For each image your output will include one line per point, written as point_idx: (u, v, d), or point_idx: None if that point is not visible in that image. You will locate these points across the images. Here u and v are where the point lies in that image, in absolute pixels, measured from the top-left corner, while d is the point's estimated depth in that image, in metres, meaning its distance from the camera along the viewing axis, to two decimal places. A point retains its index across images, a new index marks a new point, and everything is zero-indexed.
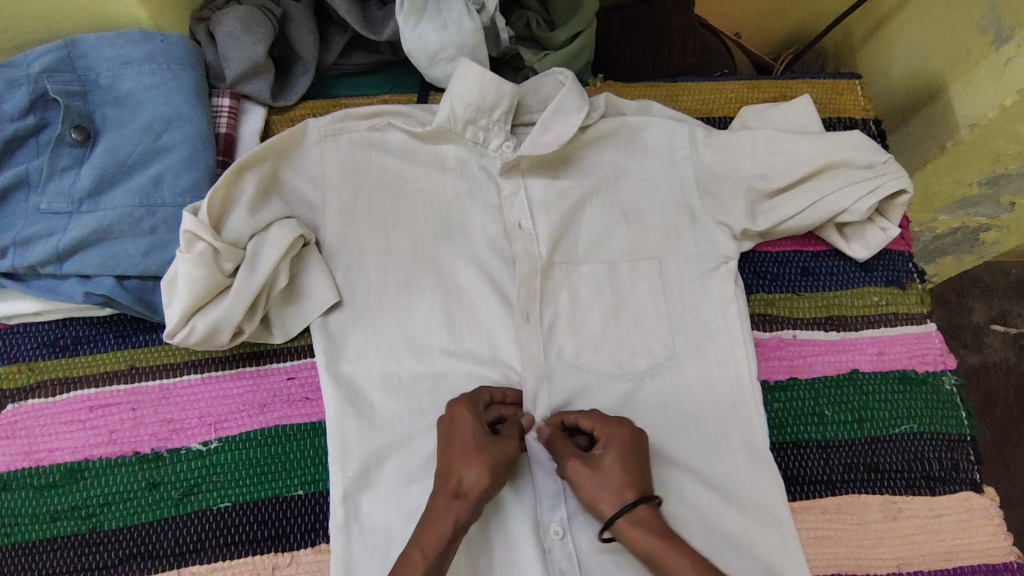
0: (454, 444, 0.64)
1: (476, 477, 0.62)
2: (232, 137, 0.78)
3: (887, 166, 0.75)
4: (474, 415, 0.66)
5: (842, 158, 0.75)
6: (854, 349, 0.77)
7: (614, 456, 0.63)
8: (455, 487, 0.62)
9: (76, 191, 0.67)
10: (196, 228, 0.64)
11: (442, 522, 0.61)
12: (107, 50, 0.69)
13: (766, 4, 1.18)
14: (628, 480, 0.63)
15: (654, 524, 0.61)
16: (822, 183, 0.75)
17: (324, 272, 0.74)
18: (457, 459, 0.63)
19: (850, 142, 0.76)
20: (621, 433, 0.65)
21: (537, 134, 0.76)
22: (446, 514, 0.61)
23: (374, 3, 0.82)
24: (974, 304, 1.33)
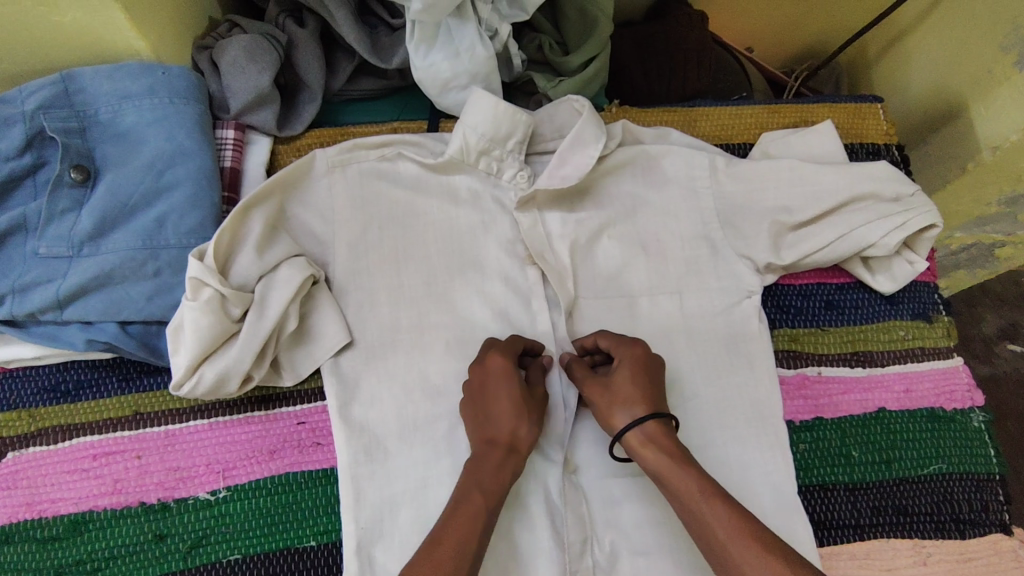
0: (496, 395, 0.64)
1: (524, 426, 0.63)
2: (237, 170, 0.75)
3: (916, 199, 0.72)
4: (509, 364, 0.66)
5: (868, 190, 0.73)
6: (881, 387, 0.75)
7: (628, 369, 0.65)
8: (507, 438, 0.62)
9: (76, 234, 0.64)
10: (202, 275, 0.61)
11: (494, 470, 0.61)
12: (105, 83, 0.66)
13: (779, 18, 1.15)
14: (642, 394, 0.64)
15: (665, 441, 0.62)
16: (847, 217, 0.73)
17: (335, 311, 0.71)
18: (501, 410, 0.63)
19: (875, 173, 0.73)
20: (634, 351, 0.67)
21: (554, 166, 0.74)
22: (497, 462, 0.61)
23: (382, 28, 0.79)
24: (984, 315, 1.30)
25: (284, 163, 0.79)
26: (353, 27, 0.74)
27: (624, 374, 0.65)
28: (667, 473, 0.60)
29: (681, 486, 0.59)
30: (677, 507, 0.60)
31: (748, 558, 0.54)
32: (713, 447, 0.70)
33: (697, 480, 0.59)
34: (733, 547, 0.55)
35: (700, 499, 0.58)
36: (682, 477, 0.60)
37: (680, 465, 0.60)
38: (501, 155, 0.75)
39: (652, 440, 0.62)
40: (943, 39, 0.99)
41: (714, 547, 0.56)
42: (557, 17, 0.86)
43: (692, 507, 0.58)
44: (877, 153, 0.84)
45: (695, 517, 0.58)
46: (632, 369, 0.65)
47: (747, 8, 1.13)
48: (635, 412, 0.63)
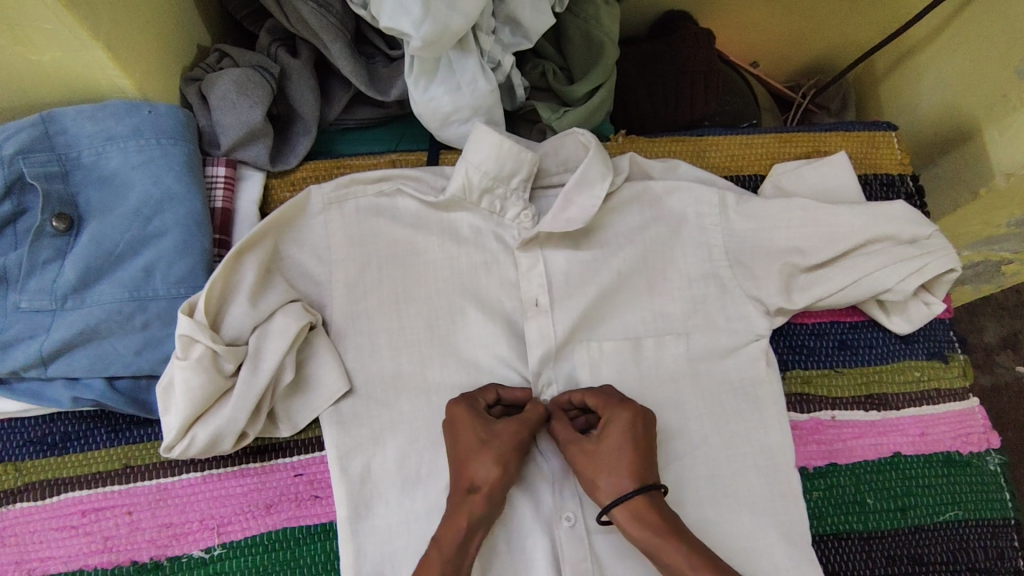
0: (461, 442, 0.63)
1: (487, 470, 0.61)
2: (229, 210, 0.72)
3: (932, 241, 0.70)
4: (475, 412, 0.65)
5: (883, 232, 0.70)
6: (896, 431, 0.73)
7: (615, 436, 0.62)
8: (469, 481, 0.61)
9: (59, 287, 0.61)
10: (192, 331, 0.58)
11: (457, 519, 0.59)
12: (88, 125, 0.63)
13: (788, 32, 1.12)
14: (628, 465, 0.61)
15: (653, 515, 0.59)
16: (862, 260, 0.70)
17: (333, 358, 0.68)
18: (465, 455, 0.62)
19: (892, 214, 0.71)
20: (622, 417, 0.63)
21: (559, 208, 0.71)
22: (461, 509, 0.60)
23: (380, 58, 0.75)
24: (985, 322, 1.28)
25: (278, 199, 0.76)
26: (350, 60, 0.70)
27: (613, 439, 0.62)
28: (658, 552, 0.58)
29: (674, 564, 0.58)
30: None
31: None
32: (724, 497, 0.68)
33: (693, 557, 0.57)
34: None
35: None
36: (675, 554, 0.58)
37: (674, 541, 0.58)
38: (504, 194, 0.72)
39: (637, 516, 0.59)
40: (955, 61, 0.96)
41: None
42: (560, 42, 0.83)
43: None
44: (891, 183, 0.82)
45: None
46: (625, 432, 0.62)
47: (753, 24, 1.10)
48: (619, 483, 0.60)
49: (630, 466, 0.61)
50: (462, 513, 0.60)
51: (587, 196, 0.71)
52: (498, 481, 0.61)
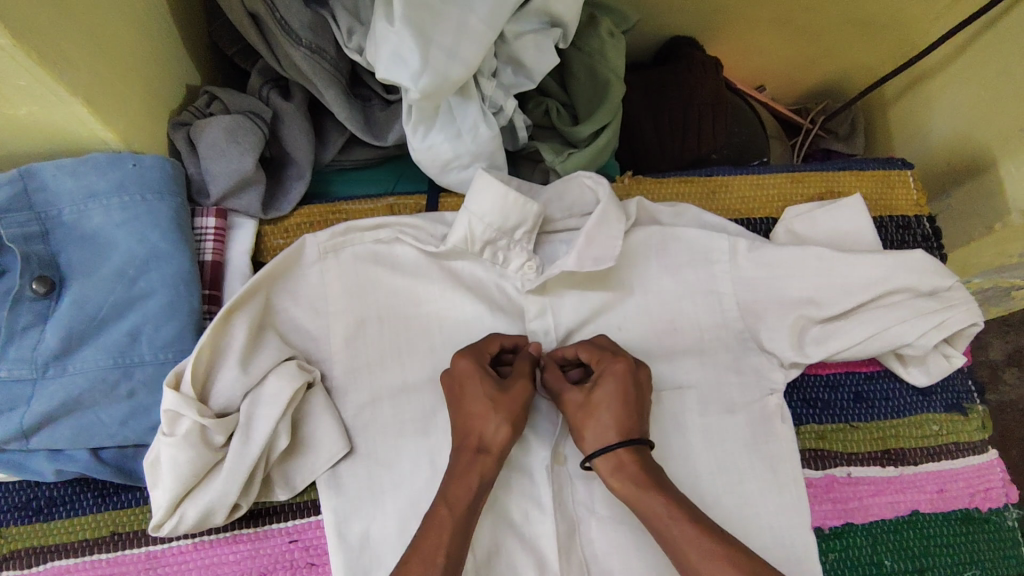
0: (468, 398, 0.62)
1: (496, 428, 0.61)
2: (219, 263, 0.69)
3: (953, 293, 0.68)
4: (479, 364, 0.63)
5: (901, 284, 0.68)
6: (913, 488, 0.70)
7: (606, 390, 0.61)
8: (477, 440, 0.60)
9: (40, 354, 0.58)
10: (178, 407, 0.56)
11: (470, 477, 0.59)
12: (68, 181, 0.59)
13: (795, 58, 1.08)
14: (617, 417, 0.60)
15: (635, 460, 0.59)
16: (880, 313, 0.68)
17: (331, 418, 0.65)
18: (473, 410, 0.61)
19: (912, 265, 0.68)
20: (615, 367, 0.62)
21: (583, 247, 0.67)
22: (472, 468, 0.59)
23: (376, 101, 0.72)
24: (991, 339, 1.25)
25: (271, 246, 0.73)
26: (345, 106, 0.67)
27: (602, 392, 0.61)
28: (633, 496, 0.58)
29: (649, 512, 0.57)
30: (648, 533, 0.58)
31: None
32: None
33: (669, 502, 0.57)
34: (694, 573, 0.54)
35: (669, 524, 0.56)
36: (651, 501, 0.57)
37: (649, 491, 0.58)
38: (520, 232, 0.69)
39: (622, 462, 0.59)
40: (970, 90, 0.94)
41: (683, 569, 0.54)
42: (565, 79, 0.80)
43: (661, 529, 0.56)
44: (907, 226, 0.80)
45: (665, 538, 0.56)
46: (613, 391, 0.61)
47: (763, 46, 1.06)
48: (608, 437, 0.60)
49: (616, 419, 0.60)
50: (477, 470, 0.59)
51: (607, 238, 0.67)
52: (507, 439, 0.61)
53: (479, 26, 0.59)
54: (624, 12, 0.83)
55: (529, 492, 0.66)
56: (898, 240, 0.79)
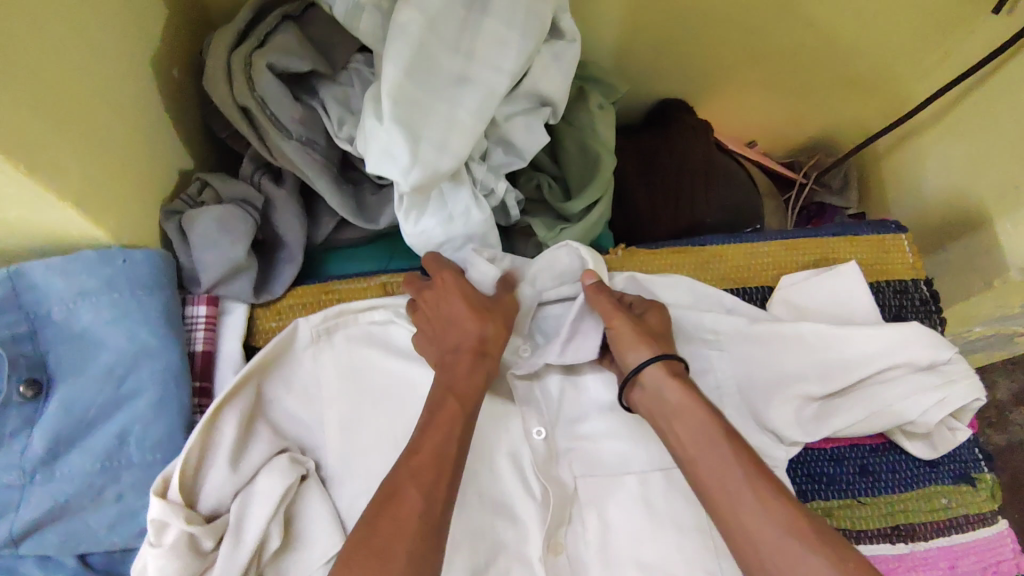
0: (434, 318, 0.65)
1: (472, 338, 0.64)
2: (209, 354, 0.68)
3: (951, 366, 0.67)
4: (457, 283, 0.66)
5: (899, 359, 0.66)
6: (926, 565, 0.68)
7: (657, 319, 0.67)
8: (459, 372, 0.61)
9: (26, 461, 0.56)
10: (166, 515, 0.55)
11: (446, 424, 0.58)
12: (58, 280, 0.58)
13: (785, 116, 1.09)
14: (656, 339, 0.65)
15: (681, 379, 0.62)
16: (880, 390, 0.66)
17: (327, 512, 0.62)
18: (462, 317, 0.65)
19: (906, 340, 0.67)
20: (662, 310, 0.68)
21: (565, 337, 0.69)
22: (449, 409, 0.59)
23: (368, 184, 0.72)
24: (996, 380, 1.25)
25: (264, 330, 0.72)
26: (337, 193, 0.67)
27: (654, 320, 0.67)
28: (686, 409, 0.59)
29: (699, 425, 0.58)
30: (686, 440, 0.58)
31: (749, 501, 0.53)
32: None
33: (723, 426, 0.58)
34: (742, 494, 0.53)
35: (720, 441, 0.56)
36: (700, 419, 0.58)
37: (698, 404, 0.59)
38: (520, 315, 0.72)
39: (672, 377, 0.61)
40: (962, 146, 0.94)
41: (723, 490, 0.54)
42: (557, 153, 0.81)
43: (704, 449, 0.57)
44: (904, 290, 0.79)
45: (706, 457, 0.56)
46: (660, 320, 0.67)
47: (753, 106, 1.06)
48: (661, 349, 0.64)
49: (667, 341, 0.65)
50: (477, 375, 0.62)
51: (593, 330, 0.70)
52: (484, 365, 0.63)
53: (468, 120, 0.59)
54: (612, 83, 0.85)
55: None
56: (896, 306, 0.78)
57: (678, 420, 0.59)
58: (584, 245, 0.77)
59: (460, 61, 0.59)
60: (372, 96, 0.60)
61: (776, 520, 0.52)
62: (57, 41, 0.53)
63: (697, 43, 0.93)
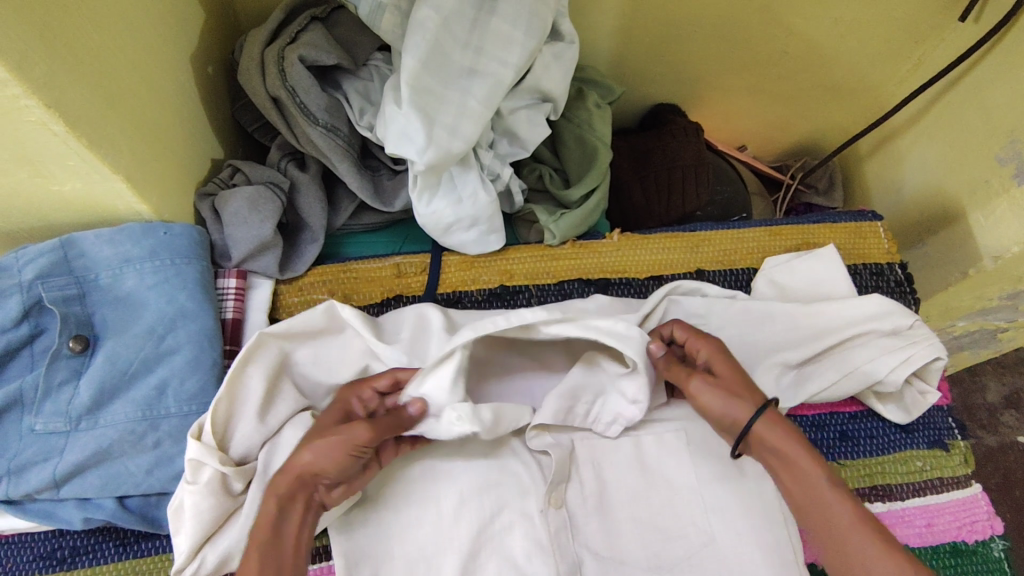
0: (317, 427, 0.62)
1: (320, 456, 0.57)
2: (239, 320, 0.75)
3: (914, 331, 0.72)
4: (348, 398, 0.65)
5: (866, 327, 0.73)
6: (902, 522, 0.73)
7: (725, 367, 0.66)
8: (299, 461, 0.58)
9: (74, 407, 0.63)
10: (201, 455, 0.60)
11: (269, 502, 0.56)
12: (106, 248, 0.64)
13: (773, 121, 1.16)
14: (745, 387, 0.64)
15: (786, 426, 0.62)
16: (849, 353, 0.73)
17: None
18: (311, 438, 0.59)
19: (869, 309, 0.74)
20: (712, 347, 0.67)
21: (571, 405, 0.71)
22: (284, 486, 0.57)
23: (384, 170, 0.79)
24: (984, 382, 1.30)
25: (286, 304, 0.79)
26: (357, 176, 0.74)
27: (721, 371, 0.66)
28: (791, 458, 0.60)
29: (807, 473, 0.59)
30: (793, 485, 0.59)
31: (868, 553, 0.54)
32: None
33: (828, 473, 0.58)
34: (854, 544, 0.54)
35: (830, 491, 0.57)
36: (810, 467, 0.59)
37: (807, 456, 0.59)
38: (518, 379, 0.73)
39: (777, 425, 0.61)
40: (938, 146, 1.01)
41: (839, 543, 0.55)
42: (557, 147, 0.88)
43: (816, 499, 0.58)
44: (881, 272, 0.85)
45: (820, 509, 0.57)
46: (728, 365, 0.66)
47: (742, 111, 1.14)
48: (752, 403, 0.63)
49: (743, 385, 0.65)
50: (288, 485, 0.57)
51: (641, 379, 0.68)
52: (331, 467, 0.57)
53: (478, 107, 0.66)
54: (611, 86, 0.92)
55: (531, 535, 0.69)
56: (872, 286, 0.85)
57: (791, 472, 0.60)
58: (583, 230, 0.83)
59: (471, 56, 0.66)
60: (392, 86, 0.67)
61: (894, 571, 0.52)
62: (113, 34, 0.60)
63: (688, 50, 1.00)
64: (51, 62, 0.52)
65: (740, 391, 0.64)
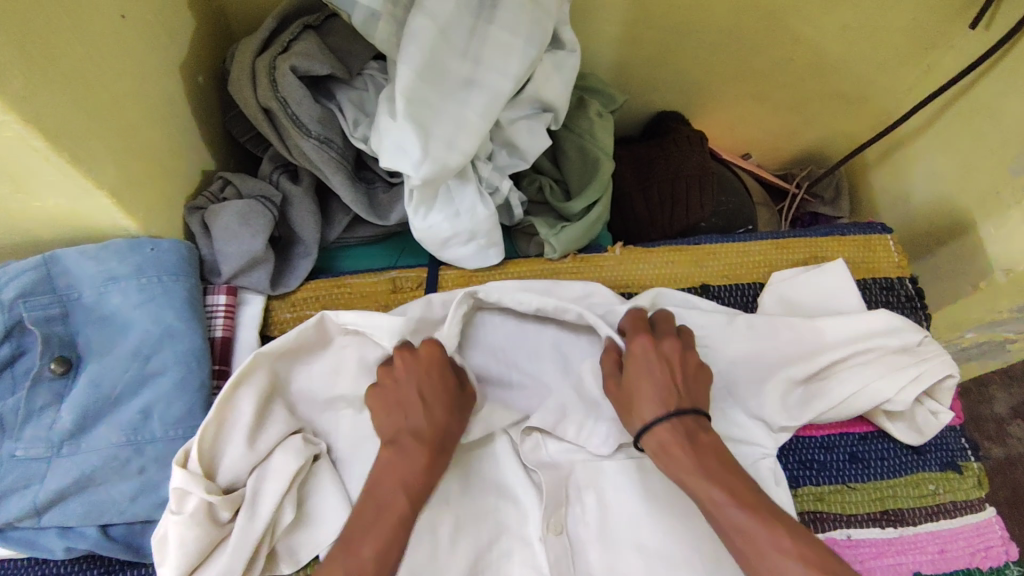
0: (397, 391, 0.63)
1: (428, 423, 0.61)
2: (229, 338, 0.72)
3: (924, 346, 0.71)
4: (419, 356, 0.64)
5: (874, 342, 0.70)
6: (915, 548, 0.70)
7: (670, 346, 0.64)
8: (404, 430, 0.61)
9: (56, 432, 0.60)
10: (186, 484, 0.58)
11: (396, 473, 0.59)
12: (91, 264, 0.62)
13: (778, 129, 1.13)
14: (677, 381, 0.62)
15: (694, 428, 0.60)
16: (854, 371, 0.70)
17: (337, 490, 0.65)
18: (406, 407, 0.62)
19: (872, 326, 0.71)
20: (669, 330, 0.67)
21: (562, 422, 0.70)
22: (400, 467, 0.59)
23: (380, 184, 0.77)
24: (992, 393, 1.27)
25: (278, 320, 0.76)
26: (351, 189, 0.71)
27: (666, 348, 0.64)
28: (696, 455, 0.58)
29: (708, 468, 0.57)
30: (691, 480, 0.57)
31: (769, 546, 0.52)
32: None
33: (728, 473, 0.57)
34: (750, 532, 0.53)
35: (730, 487, 0.56)
36: (709, 464, 0.57)
37: (705, 475, 0.57)
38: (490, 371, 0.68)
39: (687, 424, 0.60)
40: (947, 155, 0.98)
41: (737, 535, 0.53)
42: (557, 157, 0.85)
43: (711, 492, 0.56)
44: (891, 287, 0.83)
45: (714, 500, 0.55)
46: (678, 346, 0.65)
47: (746, 119, 1.11)
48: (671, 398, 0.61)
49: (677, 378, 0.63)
50: (423, 454, 0.60)
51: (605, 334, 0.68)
52: (435, 433, 0.61)
53: (476, 119, 0.64)
54: (612, 94, 0.90)
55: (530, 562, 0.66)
56: (883, 301, 0.82)
57: (692, 466, 0.58)
58: (584, 244, 0.81)
59: (469, 67, 0.64)
60: (387, 97, 0.65)
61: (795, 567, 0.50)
62: (99, 45, 0.58)
63: (692, 58, 0.98)
64: (31, 75, 0.50)
65: (666, 377, 0.62)
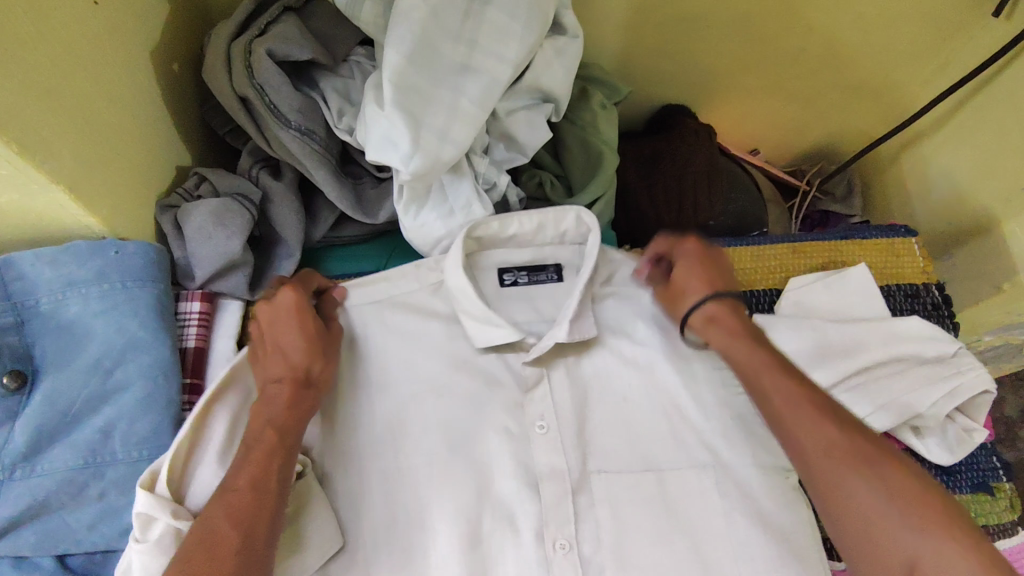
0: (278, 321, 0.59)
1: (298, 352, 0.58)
2: (202, 349, 0.67)
3: (958, 357, 0.65)
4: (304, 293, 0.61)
5: (903, 350, 0.66)
6: None
7: (686, 265, 0.67)
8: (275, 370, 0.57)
9: (6, 453, 0.54)
10: (151, 509, 0.52)
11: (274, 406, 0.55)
12: (47, 270, 0.56)
13: (788, 123, 1.08)
14: (705, 280, 0.66)
15: (733, 316, 0.63)
16: (884, 383, 0.65)
17: (327, 513, 0.57)
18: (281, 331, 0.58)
19: (900, 331, 0.67)
20: (685, 249, 0.68)
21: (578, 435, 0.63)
22: (281, 396, 0.55)
23: (368, 178, 0.72)
24: (1005, 396, 1.22)
25: None
26: (336, 184, 0.66)
27: (682, 266, 0.67)
28: (732, 347, 0.61)
29: (744, 360, 0.60)
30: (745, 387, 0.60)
31: (861, 483, 0.51)
32: None
33: (793, 383, 0.57)
34: (830, 465, 0.52)
35: (803, 417, 0.54)
36: (746, 351, 0.60)
37: (782, 412, 0.55)
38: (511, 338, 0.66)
39: (720, 317, 0.63)
40: (966, 151, 0.93)
41: (825, 477, 0.52)
42: (558, 151, 0.80)
43: (791, 429, 0.55)
44: (916, 294, 0.78)
45: (790, 434, 0.54)
46: (691, 260, 0.67)
47: (755, 112, 1.06)
48: (703, 296, 0.65)
49: (703, 281, 0.66)
50: (290, 392, 0.56)
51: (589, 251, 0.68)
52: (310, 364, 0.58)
53: (471, 108, 0.58)
54: (615, 86, 0.85)
55: None
56: (908, 310, 0.77)
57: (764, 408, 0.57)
58: None
59: (463, 51, 0.58)
60: (374, 84, 0.59)
61: (892, 498, 0.50)
62: (57, 23, 0.52)
63: (700, 46, 0.93)
64: None
65: (700, 286, 0.66)
